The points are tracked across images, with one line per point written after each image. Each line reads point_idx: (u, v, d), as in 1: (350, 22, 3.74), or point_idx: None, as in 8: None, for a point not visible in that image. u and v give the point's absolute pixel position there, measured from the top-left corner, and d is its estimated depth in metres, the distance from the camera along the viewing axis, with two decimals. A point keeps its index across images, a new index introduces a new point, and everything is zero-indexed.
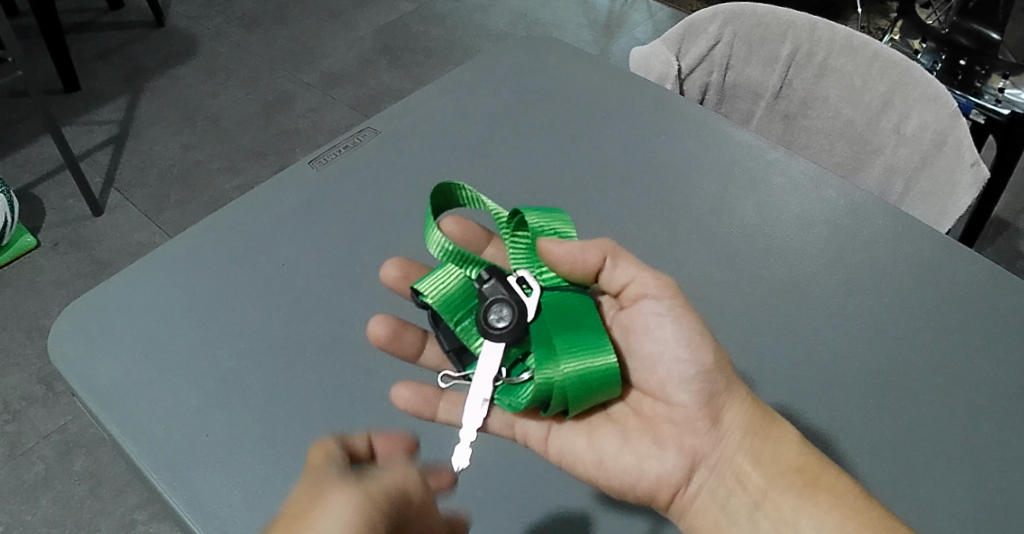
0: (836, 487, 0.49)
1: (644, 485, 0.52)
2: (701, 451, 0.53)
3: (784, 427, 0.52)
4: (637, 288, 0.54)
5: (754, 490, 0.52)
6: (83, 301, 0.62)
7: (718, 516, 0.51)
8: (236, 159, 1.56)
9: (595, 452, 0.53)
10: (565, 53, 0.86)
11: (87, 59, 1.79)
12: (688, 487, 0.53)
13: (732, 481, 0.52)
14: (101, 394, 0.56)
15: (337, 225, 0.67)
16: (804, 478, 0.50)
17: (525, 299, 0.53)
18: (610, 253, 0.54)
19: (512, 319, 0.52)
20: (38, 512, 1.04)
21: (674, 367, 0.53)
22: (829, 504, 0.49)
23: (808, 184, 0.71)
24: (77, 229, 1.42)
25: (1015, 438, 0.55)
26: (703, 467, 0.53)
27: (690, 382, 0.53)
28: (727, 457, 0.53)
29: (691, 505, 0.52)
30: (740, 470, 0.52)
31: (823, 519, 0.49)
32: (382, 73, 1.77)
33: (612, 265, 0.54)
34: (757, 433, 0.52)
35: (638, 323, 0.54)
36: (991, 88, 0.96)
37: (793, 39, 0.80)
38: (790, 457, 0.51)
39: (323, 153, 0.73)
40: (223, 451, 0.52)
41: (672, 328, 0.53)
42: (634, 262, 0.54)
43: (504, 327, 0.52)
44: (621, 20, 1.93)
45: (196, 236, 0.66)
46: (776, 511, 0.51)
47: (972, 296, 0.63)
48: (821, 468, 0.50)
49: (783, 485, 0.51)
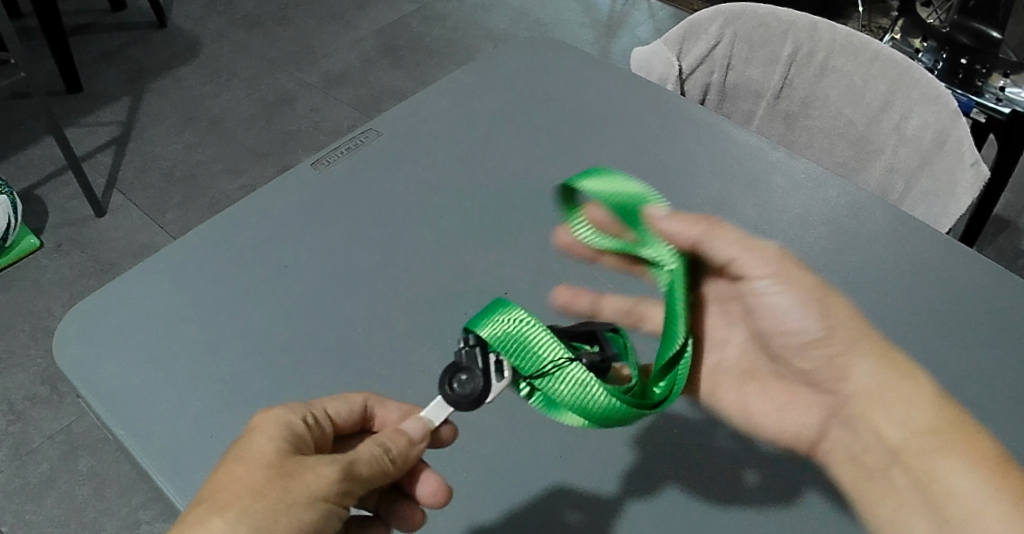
0: (983, 449, 0.51)
1: (786, 435, 0.59)
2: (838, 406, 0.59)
3: (920, 382, 0.54)
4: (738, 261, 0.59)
5: (893, 447, 0.55)
6: (88, 302, 0.62)
7: (861, 469, 0.56)
8: (238, 159, 1.57)
9: (740, 405, 0.62)
10: (566, 54, 0.86)
11: (89, 60, 1.80)
12: (832, 437, 0.59)
13: (873, 441, 0.56)
14: (106, 396, 0.56)
15: (340, 227, 0.67)
16: (938, 437, 0.52)
17: (497, 383, 0.48)
18: (705, 233, 0.59)
19: (471, 394, 0.47)
20: (43, 512, 1.05)
21: (793, 328, 0.58)
22: (966, 465, 0.51)
23: (809, 185, 0.72)
24: (81, 230, 1.43)
25: (1016, 438, 0.55)
26: (842, 420, 0.59)
27: (814, 341, 0.57)
28: (868, 415, 0.56)
29: (828, 455, 0.58)
30: (932, 469, 0.52)
31: (975, 477, 0.50)
32: (384, 74, 1.78)
33: (709, 243, 0.59)
34: (887, 389, 0.55)
35: (756, 297, 0.60)
36: (992, 87, 0.96)
37: (794, 39, 0.80)
38: (918, 423, 0.53)
39: (325, 155, 0.74)
40: (228, 452, 0.53)
41: (789, 297, 0.58)
42: (730, 236, 0.59)
43: (461, 396, 0.47)
44: (623, 19, 1.93)
45: (200, 238, 0.66)
46: (927, 470, 0.52)
47: (973, 296, 0.63)
48: (950, 429, 0.52)
49: (933, 443, 0.52)
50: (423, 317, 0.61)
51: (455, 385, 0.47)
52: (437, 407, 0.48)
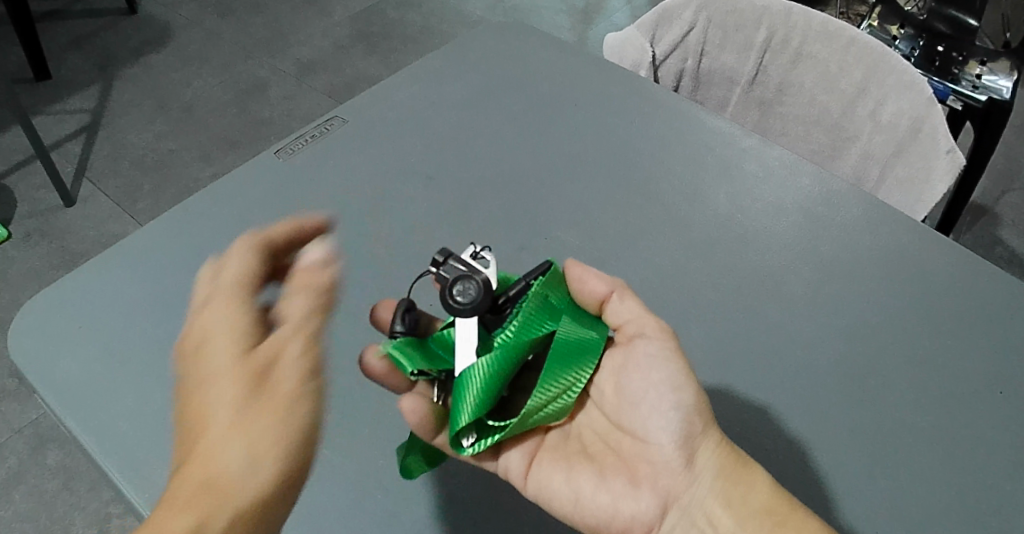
0: (757, 483, 0.48)
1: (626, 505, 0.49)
2: (674, 493, 0.49)
3: (757, 471, 0.49)
4: (634, 327, 0.52)
5: (727, 495, 0.49)
6: (39, 297, 0.60)
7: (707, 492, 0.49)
8: (210, 148, 1.54)
9: (573, 491, 0.50)
10: (536, 40, 0.85)
11: (58, 47, 1.76)
12: (665, 485, 0.50)
13: (703, 525, 0.49)
14: (61, 391, 0.54)
15: (303, 215, 0.66)
16: (773, 519, 0.47)
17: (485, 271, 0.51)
18: (618, 288, 0.53)
19: (477, 295, 0.49)
20: (13, 507, 1.05)
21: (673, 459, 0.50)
22: None
23: (781, 172, 0.71)
24: (49, 221, 1.40)
25: (973, 425, 0.55)
26: (675, 509, 0.49)
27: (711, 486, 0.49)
28: (698, 500, 0.49)
29: None
30: (711, 511, 0.49)
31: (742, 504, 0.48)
32: (359, 60, 1.76)
33: (619, 299, 0.53)
34: (730, 476, 0.48)
35: (630, 362, 0.52)
36: (968, 74, 1.00)
37: (768, 25, 0.79)
38: (761, 494, 0.48)
39: (289, 144, 0.72)
40: (184, 448, 0.51)
41: (705, 470, 0.49)
42: (639, 303, 0.53)
43: (467, 303, 0.49)
44: (601, 4, 1.92)
45: (159, 228, 0.65)
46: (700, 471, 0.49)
47: (940, 284, 0.63)
48: (790, 512, 0.47)
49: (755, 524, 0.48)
50: None
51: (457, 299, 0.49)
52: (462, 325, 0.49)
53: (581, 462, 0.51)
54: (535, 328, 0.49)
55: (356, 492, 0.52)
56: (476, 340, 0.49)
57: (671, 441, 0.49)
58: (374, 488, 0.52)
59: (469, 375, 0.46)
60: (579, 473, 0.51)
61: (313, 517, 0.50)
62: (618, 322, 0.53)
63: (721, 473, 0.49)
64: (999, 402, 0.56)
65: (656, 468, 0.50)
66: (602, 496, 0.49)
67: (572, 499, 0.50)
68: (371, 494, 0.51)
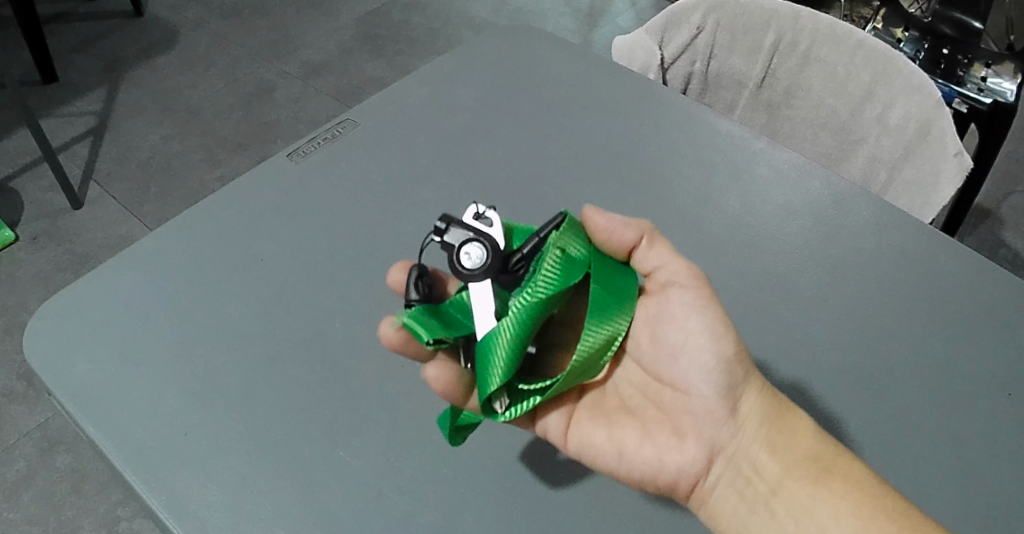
0: (801, 429, 0.50)
1: (674, 457, 0.51)
2: (718, 441, 0.51)
3: (799, 416, 0.51)
4: (666, 276, 0.53)
5: (773, 442, 0.50)
6: (55, 300, 0.60)
7: (753, 439, 0.51)
8: (216, 150, 1.55)
9: (616, 444, 0.51)
10: (545, 43, 0.85)
11: (64, 50, 1.76)
12: (711, 435, 0.51)
13: (748, 472, 0.51)
14: (76, 393, 0.54)
15: (317, 217, 0.66)
16: (819, 465, 0.49)
17: (491, 232, 0.52)
18: (645, 235, 0.53)
19: (487, 257, 0.49)
20: (21, 509, 1.05)
21: (716, 407, 0.51)
22: (845, 489, 0.47)
23: (791, 175, 0.71)
24: (56, 223, 1.41)
25: (985, 428, 0.55)
26: (721, 458, 0.51)
27: (756, 432, 0.51)
28: (743, 446, 0.51)
29: (710, 494, 0.51)
30: (756, 458, 0.51)
31: (788, 451, 0.50)
32: (365, 63, 1.76)
33: (647, 247, 0.53)
34: (775, 422, 0.50)
35: (665, 313, 0.53)
36: (974, 77, 1.00)
37: (776, 28, 0.80)
38: (805, 439, 0.50)
39: (301, 147, 0.72)
40: (200, 450, 0.51)
41: (750, 417, 0.51)
42: (669, 248, 0.53)
43: (478, 266, 0.49)
44: (605, 7, 1.93)
45: (173, 232, 0.65)
46: (745, 419, 0.51)
47: (950, 287, 0.63)
48: (835, 456, 0.49)
49: (798, 472, 0.49)
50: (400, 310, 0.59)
51: (466, 263, 0.49)
52: (474, 289, 0.49)
53: (622, 417, 0.53)
54: (559, 283, 0.48)
55: (371, 491, 0.49)
56: (491, 301, 0.49)
57: (713, 392, 0.51)
58: (388, 487, 0.50)
59: (494, 337, 0.46)
60: (623, 427, 0.52)
61: (327, 515, 0.48)
62: (649, 269, 0.54)
63: (766, 419, 0.50)
64: (1010, 405, 0.56)
65: (698, 419, 0.52)
66: (646, 449, 0.51)
67: (615, 453, 0.50)
68: (386, 493, 0.49)
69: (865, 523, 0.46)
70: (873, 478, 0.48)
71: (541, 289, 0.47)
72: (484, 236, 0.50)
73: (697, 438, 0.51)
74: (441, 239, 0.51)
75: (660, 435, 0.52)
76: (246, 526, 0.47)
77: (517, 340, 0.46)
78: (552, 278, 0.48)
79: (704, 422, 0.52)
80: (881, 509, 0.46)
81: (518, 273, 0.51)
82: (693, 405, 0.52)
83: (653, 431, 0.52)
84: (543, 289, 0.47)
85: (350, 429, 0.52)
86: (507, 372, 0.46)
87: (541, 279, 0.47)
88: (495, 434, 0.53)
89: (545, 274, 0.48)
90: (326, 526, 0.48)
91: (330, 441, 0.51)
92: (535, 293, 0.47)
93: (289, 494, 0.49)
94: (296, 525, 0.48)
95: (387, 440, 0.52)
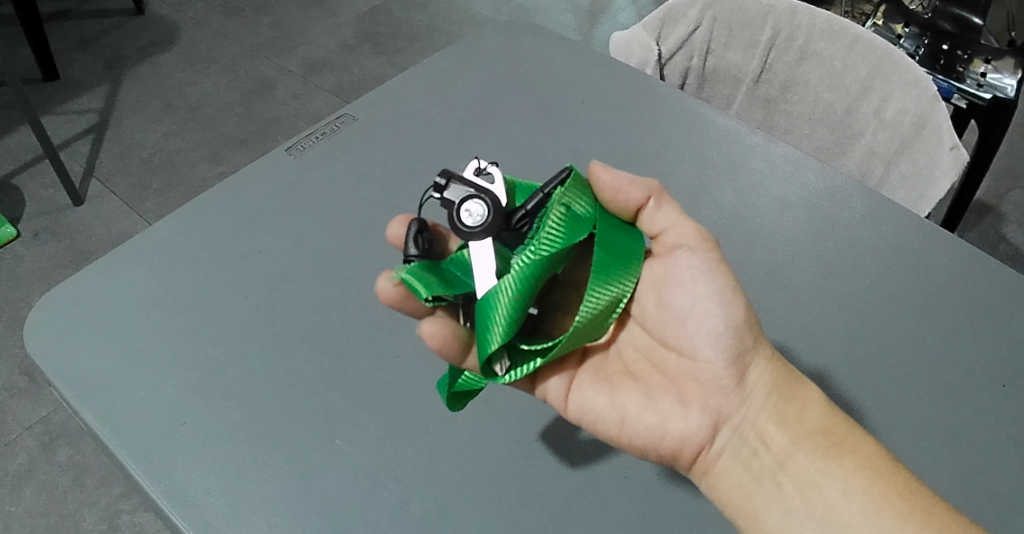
0: (809, 401, 0.50)
1: (677, 425, 0.50)
2: (724, 410, 0.51)
3: (807, 388, 0.51)
4: (675, 238, 0.53)
5: (780, 414, 0.50)
6: (55, 291, 0.60)
7: (761, 411, 0.51)
8: (218, 147, 1.55)
9: (618, 410, 0.51)
10: (543, 38, 0.86)
11: (66, 47, 1.77)
12: (716, 404, 0.51)
13: (755, 443, 0.50)
14: (76, 383, 0.54)
15: (314, 211, 0.66)
16: (829, 439, 0.49)
17: (493, 188, 0.53)
18: (654, 193, 0.54)
19: (488, 214, 0.50)
20: (23, 503, 1.06)
21: (721, 374, 0.51)
22: (855, 465, 0.47)
23: (788, 168, 0.72)
24: (58, 220, 1.41)
25: (978, 418, 0.55)
26: (726, 427, 0.51)
27: (763, 402, 0.51)
28: (750, 417, 0.51)
29: (714, 464, 0.50)
30: (763, 429, 0.50)
31: (796, 424, 0.50)
32: (365, 60, 1.77)
33: (656, 206, 0.54)
34: (784, 393, 0.50)
35: (671, 275, 0.52)
36: (973, 73, 1.01)
37: (773, 23, 0.80)
38: (813, 412, 0.50)
39: (299, 141, 0.73)
40: (198, 439, 0.51)
41: (757, 386, 0.51)
42: (676, 210, 0.54)
43: (478, 224, 0.50)
44: (606, 3, 1.93)
45: (172, 225, 0.65)
46: (751, 390, 0.51)
47: (945, 279, 0.63)
48: (846, 433, 0.49)
49: (807, 446, 0.49)
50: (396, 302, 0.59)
51: (466, 221, 0.50)
52: (474, 246, 0.50)
53: (625, 383, 0.53)
54: (563, 242, 0.49)
55: (367, 480, 0.50)
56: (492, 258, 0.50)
57: (720, 359, 0.51)
58: (384, 476, 0.50)
59: (495, 295, 0.47)
60: (625, 393, 0.52)
61: (323, 503, 0.49)
62: (656, 230, 0.55)
63: (773, 390, 0.50)
64: (1003, 395, 0.56)
65: (704, 387, 0.52)
66: (649, 416, 0.50)
67: (617, 419, 0.51)
68: (382, 482, 0.50)
69: (876, 499, 0.46)
70: (883, 454, 0.48)
71: (544, 249, 0.48)
72: (485, 193, 0.51)
73: (702, 407, 0.51)
74: (441, 195, 0.51)
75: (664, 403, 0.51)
76: (244, 514, 0.48)
77: (519, 298, 0.47)
78: (555, 238, 0.49)
79: (710, 391, 0.51)
80: (891, 485, 0.46)
81: (521, 230, 0.52)
82: (699, 372, 0.52)
83: (656, 398, 0.51)
84: (545, 248, 0.48)
85: (346, 420, 0.52)
86: (508, 330, 0.46)
87: (546, 239, 0.49)
88: (491, 423, 0.53)
89: (547, 233, 0.49)
90: (322, 514, 0.48)
91: (326, 432, 0.52)
92: (537, 253, 0.48)
93: (285, 485, 0.49)
94: (292, 515, 0.48)
95: (382, 431, 0.52)
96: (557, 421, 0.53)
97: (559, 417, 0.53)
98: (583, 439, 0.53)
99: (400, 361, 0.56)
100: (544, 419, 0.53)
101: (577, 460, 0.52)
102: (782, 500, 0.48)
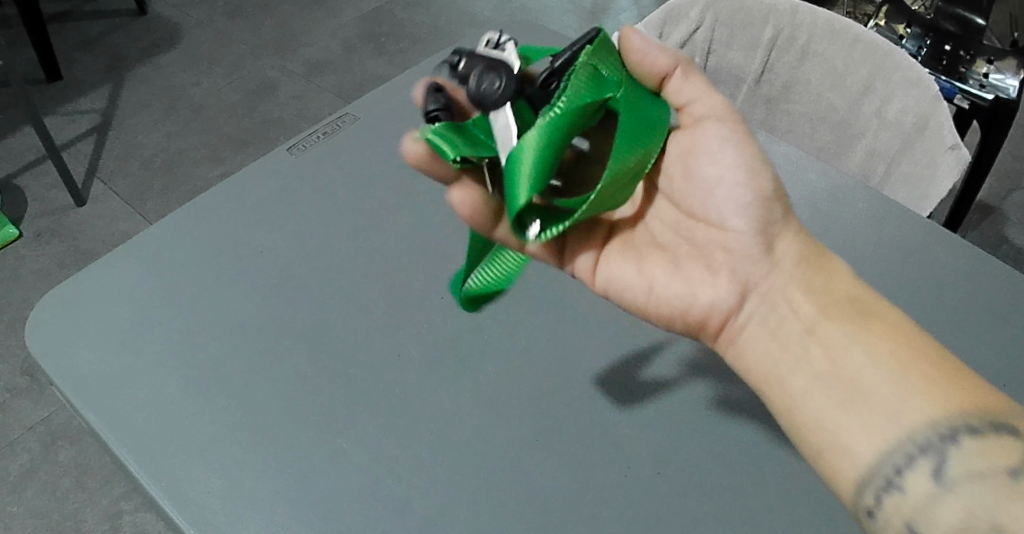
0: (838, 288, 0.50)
1: (702, 295, 0.52)
2: (753, 278, 0.51)
3: (838, 264, 0.51)
4: (701, 109, 0.55)
5: (813, 290, 0.50)
6: (56, 290, 0.61)
7: (792, 284, 0.50)
8: (220, 148, 1.56)
9: (646, 280, 0.54)
10: (545, 39, 0.86)
11: (69, 48, 1.77)
12: (743, 264, 0.52)
13: (783, 307, 0.50)
14: (77, 382, 0.55)
15: (316, 210, 0.67)
16: (860, 310, 0.48)
17: (505, 52, 0.53)
18: (682, 64, 0.55)
19: (503, 79, 0.50)
20: (25, 503, 1.06)
21: (742, 232, 0.51)
22: (885, 331, 0.46)
23: (789, 167, 0.72)
24: (61, 220, 1.42)
25: None
26: (755, 294, 0.51)
27: (792, 272, 0.51)
28: (778, 285, 0.51)
29: (741, 332, 0.51)
30: (791, 296, 0.50)
31: (821, 295, 0.50)
32: (368, 60, 1.77)
33: (681, 76, 0.55)
34: (810, 264, 0.51)
35: (698, 145, 0.54)
36: (975, 73, 1.01)
37: (774, 23, 0.80)
38: (845, 287, 0.49)
39: (300, 140, 0.73)
40: (199, 437, 0.51)
41: (784, 255, 0.51)
42: (702, 80, 0.55)
43: (500, 85, 0.50)
44: (609, 4, 1.93)
45: (173, 224, 0.65)
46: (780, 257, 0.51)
47: (946, 278, 0.63)
48: (880, 312, 0.47)
49: (837, 312, 0.48)
50: (397, 301, 0.59)
51: (488, 79, 0.50)
52: (503, 113, 0.50)
53: (655, 252, 0.55)
54: (588, 96, 0.49)
55: (368, 478, 0.49)
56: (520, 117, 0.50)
57: (748, 226, 0.51)
58: (385, 474, 0.50)
59: (519, 152, 0.47)
60: (653, 263, 0.54)
61: (325, 500, 0.48)
62: (683, 102, 0.56)
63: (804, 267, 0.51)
64: (1007, 394, 0.56)
65: (733, 256, 0.52)
66: (676, 284, 0.53)
67: (645, 289, 0.54)
68: (383, 480, 0.49)
69: (919, 385, 0.44)
70: (927, 342, 0.46)
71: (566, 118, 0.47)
72: (502, 70, 0.51)
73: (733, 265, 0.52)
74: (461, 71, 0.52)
75: (691, 264, 0.53)
76: (244, 512, 0.48)
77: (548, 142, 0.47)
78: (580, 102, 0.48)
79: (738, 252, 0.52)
80: (935, 371, 0.44)
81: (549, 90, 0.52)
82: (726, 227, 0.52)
83: (683, 269, 0.53)
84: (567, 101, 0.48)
85: (347, 418, 0.52)
86: (535, 182, 0.47)
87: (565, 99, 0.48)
88: (493, 420, 0.53)
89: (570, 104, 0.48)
90: (323, 513, 0.48)
91: (327, 430, 0.52)
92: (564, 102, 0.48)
93: (286, 482, 0.49)
94: (292, 513, 0.48)
95: (383, 429, 0.52)
96: (559, 419, 0.53)
97: (560, 414, 0.53)
98: (585, 436, 0.52)
99: (401, 361, 0.56)
100: (547, 416, 0.53)
101: (581, 457, 0.51)
102: (812, 379, 0.46)
